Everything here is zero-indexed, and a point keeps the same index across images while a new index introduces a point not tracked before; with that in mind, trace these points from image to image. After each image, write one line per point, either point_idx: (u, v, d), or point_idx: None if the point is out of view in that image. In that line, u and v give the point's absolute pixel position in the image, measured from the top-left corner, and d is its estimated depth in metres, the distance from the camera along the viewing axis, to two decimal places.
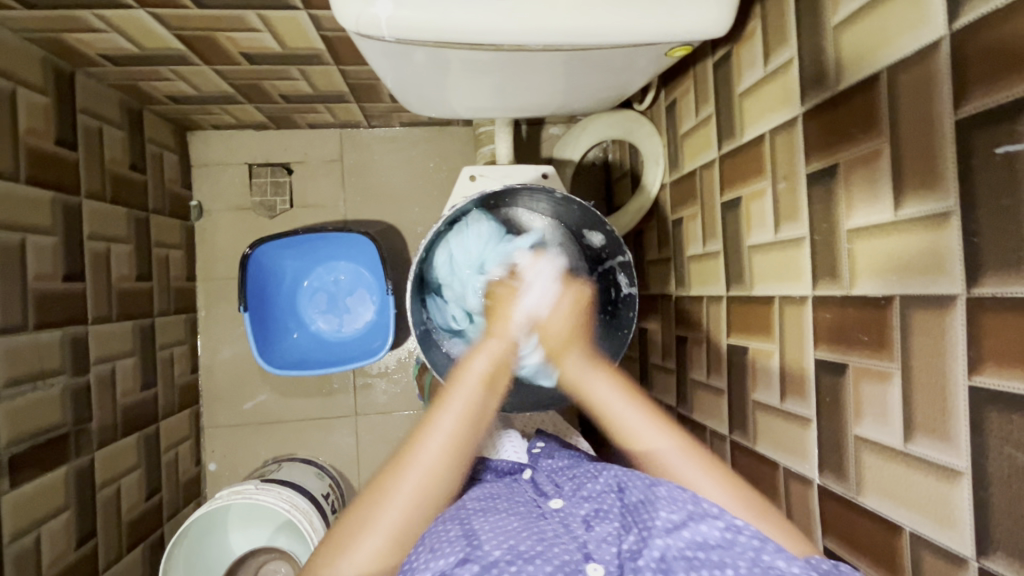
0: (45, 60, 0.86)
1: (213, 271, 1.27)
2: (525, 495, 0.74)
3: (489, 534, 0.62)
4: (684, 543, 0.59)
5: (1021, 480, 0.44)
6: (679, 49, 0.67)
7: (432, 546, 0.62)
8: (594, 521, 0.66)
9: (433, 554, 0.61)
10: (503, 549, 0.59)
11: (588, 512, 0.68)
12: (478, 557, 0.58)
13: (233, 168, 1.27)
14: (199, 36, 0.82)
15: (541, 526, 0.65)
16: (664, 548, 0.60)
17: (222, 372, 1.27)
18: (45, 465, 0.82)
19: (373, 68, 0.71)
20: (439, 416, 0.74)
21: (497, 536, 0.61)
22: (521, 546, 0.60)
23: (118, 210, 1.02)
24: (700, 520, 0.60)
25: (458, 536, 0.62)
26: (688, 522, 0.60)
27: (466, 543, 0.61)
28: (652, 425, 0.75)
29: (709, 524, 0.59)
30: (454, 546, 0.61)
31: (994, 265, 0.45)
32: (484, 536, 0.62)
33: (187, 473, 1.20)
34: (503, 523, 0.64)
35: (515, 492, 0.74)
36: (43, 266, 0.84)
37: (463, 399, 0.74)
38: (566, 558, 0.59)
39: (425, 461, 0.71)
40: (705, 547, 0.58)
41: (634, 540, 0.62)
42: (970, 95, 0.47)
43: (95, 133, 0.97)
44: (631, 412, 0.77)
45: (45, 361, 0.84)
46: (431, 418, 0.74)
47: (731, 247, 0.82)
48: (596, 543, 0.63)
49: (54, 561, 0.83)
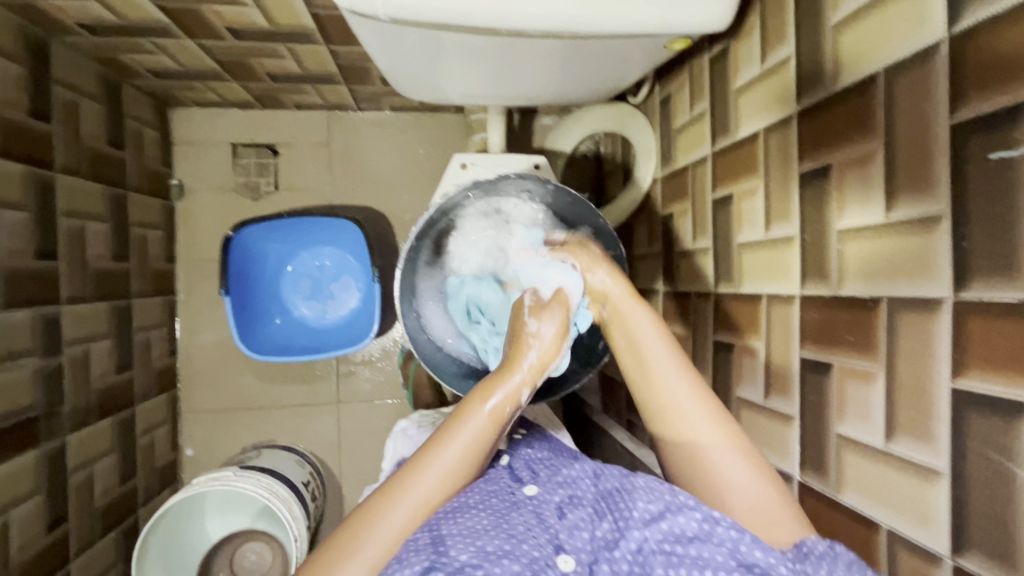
0: (18, 26, 0.82)
1: (194, 252, 1.24)
2: (499, 482, 0.68)
3: (455, 538, 0.56)
4: (662, 536, 0.56)
5: (999, 482, 0.45)
6: (679, 41, 0.66)
7: (397, 556, 0.54)
8: (567, 510, 0.63)
9: (397, 566, 0.53)
10: (470, 552, 0.54)
11: (561, 500, 0.65)
12: (443, 565, 0.52)
13: (216, 148, 1.24)
14: (183, 8, 0.80)
15: (511, 520, 0.60)
16: (641, 540, 0.57)
17: (201, 357, 1.24)
18: (15, 448, 0.80)
19: (365, 47, 0.69)
20: (442, 449, 0.60)
21: (464, 540, 0.56)
22: (488, 547, 0.55)
23: (94, 186, 0.99)
24: (678, 511, 0.57)
25: (425, 544, 0.55)
26: (665, 514, 0.57)
27: (432, 551, 0.54)
28: (688, 386, 0.64)
29: (687, 516, 0.56)
30: (420, 555, 0.53)
31: (982, 271, 0.46)
32: (451, 541, 0.56)
33: (163, 459, 1.18)
34: (472, 523, 0.58)
35: (488, 479, 0.68)
36: (13, 243, 0.81)
37: (473, 430, 0.60)
38: (536, 554, 0.56)
39: (425, 489, 0.58)
40: (682, 541, 0.55)
41: (608, 529, 0.59)
42: (967, 100, 0.47)
43: (71, 105, 0.94)
44: (693, 406, 0.63)
45: (16, 342, 0.82)
46: (437, 442, 0.60)
47: (721, 244, 0.83)
48: (567, 534, 0.60)
49: (23, 547, 0.80)
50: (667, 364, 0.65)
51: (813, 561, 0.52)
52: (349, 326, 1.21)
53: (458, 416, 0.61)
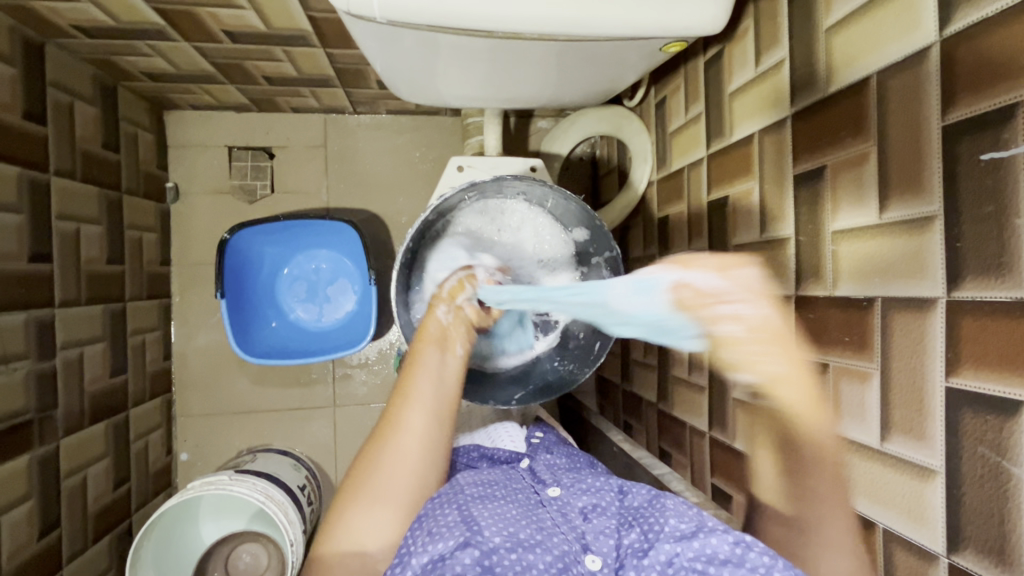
0: (12, 28, 0.82)
1: (190, 256, 1.24)
2: (523, 483, 0.72)
3: (488, 520, 0.61)
4: (694, 555, 0.56)
5: (992, 480, 0.45)
6: (674, 44, 0.67)
7: (429, 530, 0.60)
8: (592, 515, 0.65)
9: (431, 538, 0.59)
10: (503, 536, 0.59)
11: (586, 504, 0.66)
12: (478, 542, 0.58)
13: (211, 151, 1.24)
14: (178, 10, 0.80)
15: (540, 516, 0.64)
16: (671, 554, 0.57)
17: (196, 360, 1.24)
18: (6, 453, 0.79)
19: (361, 49, 0.69)
20: (411, 388, 0.70)
21: (496, 524, 0.61)
22: (521, 534, 0.60)
23: (88, 189, 0.99)
24: (711, 533, 0.57)
25: (457, 521, 0.60)
26: (698, 534, 0.57)
27: (466, 528, 0.59)
28: (825, 419, 0.61)
29: (718, 538, 0.56)
30: (453, 530, 0.59)
31: (974, 271, 0.46)
32: (484, 522, 0.61)
33: (157, 463, 1.17)
34: (502, 511, 0.63)
35: (512, 480, 0.72)
36: (7, 245, 0.81)
37: (429, 370, 0.70)
38: (565, 549, 0.60)
39: (413, 426, 0.68)
40: (714, 562, 0.55)
41: (637, 539, 0.61)
42: (958, 102, 0.47)
43: (66, 108, 0.93)
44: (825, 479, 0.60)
45: (8, 345, 0.81)
46: (404, 390, 0.70)
47: (716, 246, 0.83)
48: (593, 536, 0.62)
49: (15, 552, 0.80)
50: (801, 428, 0.61)
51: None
52: (345, 329, 1.20)
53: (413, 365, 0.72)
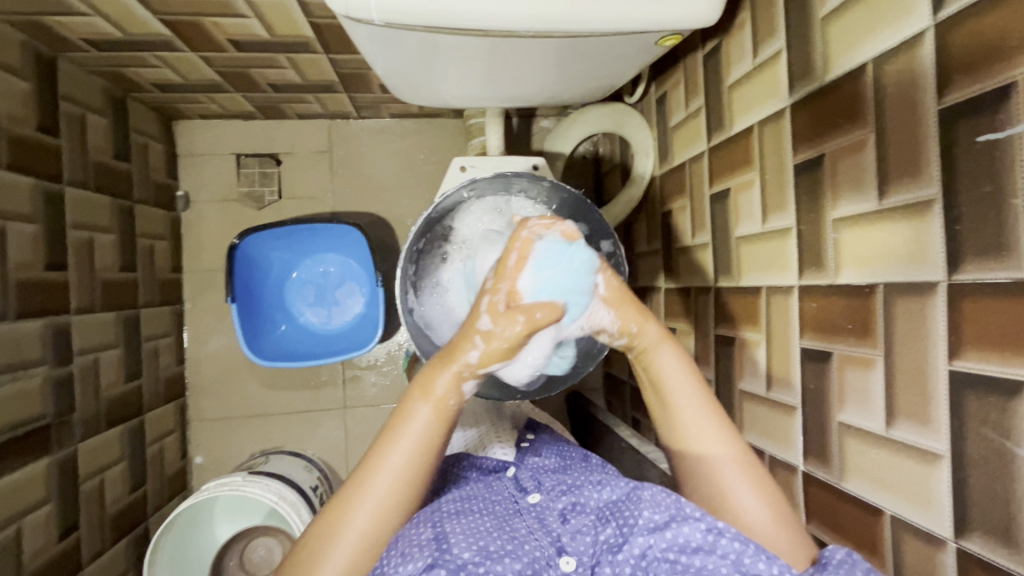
0: (25, 44, 0.84)
1: (201, 262, 1.26)
2: (503, 491, 0.70)
3: (459, 536, 0.58)
4: (667, 545, 0.56)
5: (997, 462, 0.45)
6: (670, 38, 0.67)
7: (400, 550, 0.56)
8: (570, 515, 0.65)
9: (400, 559, 0.55)
10: (473, 551, 0.56)
11: (565, 506, 0.66)
12: (447, 561, 0.54)
13: (220, 158, 1.26)
14: (185, 21, 0.81)
15: (514, 525, 0.63)
16: (645, 547, 0.57)
17: (209, 365, 1.25)
18: (26, 457, 0.81)
19: (361, 51, 0.70)
20: (388, 451, 0.57)
21: (467, 538, 0.58)
22: (491, 546, 0.57)
23: (101, 198, 1.01)
24: (683, 521, 0.56)
25: (428, 539, 0.57)
26: (671, 524, 0.57)
27: (435, 548, 0.56)
28: (712, 424, 0.62)
29: (691, 526, 0.55)
30: (423, 550, 0.55)
31: (974, 253, 0.46)
32: (454, 538, 0.57)
33: (173, 466, 1.19)
34: (474, 524, 0.60)
35: (492, 489, 0.70)
36: (23, 254, 0.83)
37: (416, 434, 0.58)
38: (537, 554, 0.58)
39: (377, 497, 0.56)
40: (686, 551, 0.55)
41: (613, 533, 0.60)
42: (953, 85, 0.47)
43: (78, 120, 0.96)
44: (714, 437, 0.62)
45: (26, 351, 0.83)
46: (379, 449, 0.58)
47: (719, 238, 0.83)
48: (570, 536, 0.62)
49: (35, 553, 0.82)
50: (687, 394, 0.63)
51: (834, 568, 0.51)
52: (353, 331, 1.21)
53: (398, 419, 0.58)
